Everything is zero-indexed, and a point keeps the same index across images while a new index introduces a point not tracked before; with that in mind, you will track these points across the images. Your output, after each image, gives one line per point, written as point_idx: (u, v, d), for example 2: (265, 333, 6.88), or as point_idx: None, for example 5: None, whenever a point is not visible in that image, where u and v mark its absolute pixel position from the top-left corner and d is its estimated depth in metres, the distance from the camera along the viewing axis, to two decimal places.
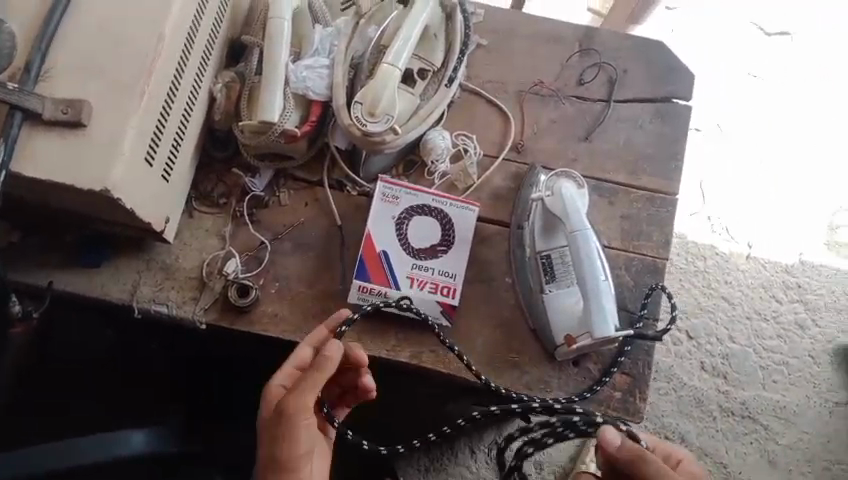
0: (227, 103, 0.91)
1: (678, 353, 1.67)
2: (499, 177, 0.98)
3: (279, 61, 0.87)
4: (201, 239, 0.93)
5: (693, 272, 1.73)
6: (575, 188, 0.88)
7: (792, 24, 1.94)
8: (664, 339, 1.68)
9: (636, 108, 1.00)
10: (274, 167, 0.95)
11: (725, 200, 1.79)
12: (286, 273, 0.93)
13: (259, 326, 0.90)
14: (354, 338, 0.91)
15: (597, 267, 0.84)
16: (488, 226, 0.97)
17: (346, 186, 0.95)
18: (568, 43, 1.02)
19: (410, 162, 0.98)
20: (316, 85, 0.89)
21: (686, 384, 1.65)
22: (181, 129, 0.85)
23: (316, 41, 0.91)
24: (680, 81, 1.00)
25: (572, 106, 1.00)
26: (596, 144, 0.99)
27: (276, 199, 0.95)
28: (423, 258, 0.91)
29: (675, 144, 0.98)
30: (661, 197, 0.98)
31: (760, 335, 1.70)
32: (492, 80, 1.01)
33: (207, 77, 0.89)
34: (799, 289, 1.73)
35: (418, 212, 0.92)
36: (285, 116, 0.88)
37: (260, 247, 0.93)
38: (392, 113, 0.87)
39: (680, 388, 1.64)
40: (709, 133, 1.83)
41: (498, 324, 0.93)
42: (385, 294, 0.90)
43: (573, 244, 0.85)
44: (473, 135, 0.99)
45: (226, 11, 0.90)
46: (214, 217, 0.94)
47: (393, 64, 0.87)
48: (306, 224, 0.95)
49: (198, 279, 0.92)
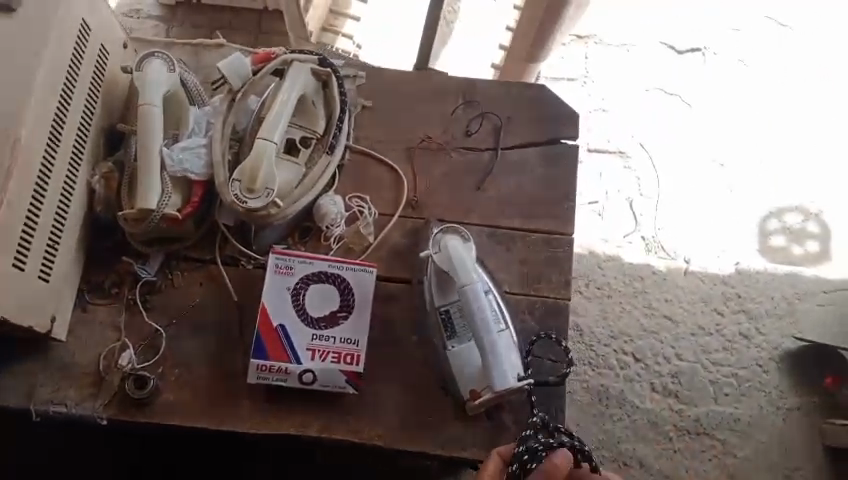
0: (107, 193, 0.90)
1: (627, 377, 1.66)
2: (397, 234, 0.98)
3: (153, 147, 0.87)
4: (97, 332, 0.92)
5: (634, 294, 1.74)
6: (462, 241, 0.88)
7: (703, 40, 1.99)
8: (612, 364, 1.67)
9: (524, 153, 1.02)
10: (165, 251, 0.94)
11: (656, 217, 1.82)
12: (185, 358, 0.92)
13: (161, 415, 0.90)
14: (260, 418, 0.90)
15: (490, 320, 0.84)
16: (388, 285, 0.96)
17: (241, 261, 0.95)
18: (452, 97, 1.04)
19: (305, 229, 0.97)
20: (194, 165, 0.89)
21: (637, 407, 1.63)
22: (57, 228, 0.85)
23: (193, 120, 0.92)
24: (564, 121, 1.03)
25: (461, 157, 1.01)
26: (489, 192, 1.00)
27: (170, 282, 0.94)
28: (324, 327, 0.90)
29: (566, 183, 1.00)
30: (558, 237, 0.99)
31: (707, 349, 1.70)
32: (381, 139, 1.02)
33: (83, 170, 0.89)
34: (739, 300, 1.74)
35: (314, 280, 0.91)
36: (163, 200, 0.88)
37: (155, 334, 0.92)
38: (272, 186, 0.86)
39: (632, 412, 1.63)
40: (633, 154, 1.88)
41: (407, 385, 0.92)
42: (285, 370, 0.88)
43: (463, 298, 0.84)
44: (367, 196, 0.99)
45: (97, 102, 0.91)
46: (108, 308, 0.93)
47: (268, 137, 0.87)
48: (201, 305, 0.93)
49: (96, 374, 0.90)
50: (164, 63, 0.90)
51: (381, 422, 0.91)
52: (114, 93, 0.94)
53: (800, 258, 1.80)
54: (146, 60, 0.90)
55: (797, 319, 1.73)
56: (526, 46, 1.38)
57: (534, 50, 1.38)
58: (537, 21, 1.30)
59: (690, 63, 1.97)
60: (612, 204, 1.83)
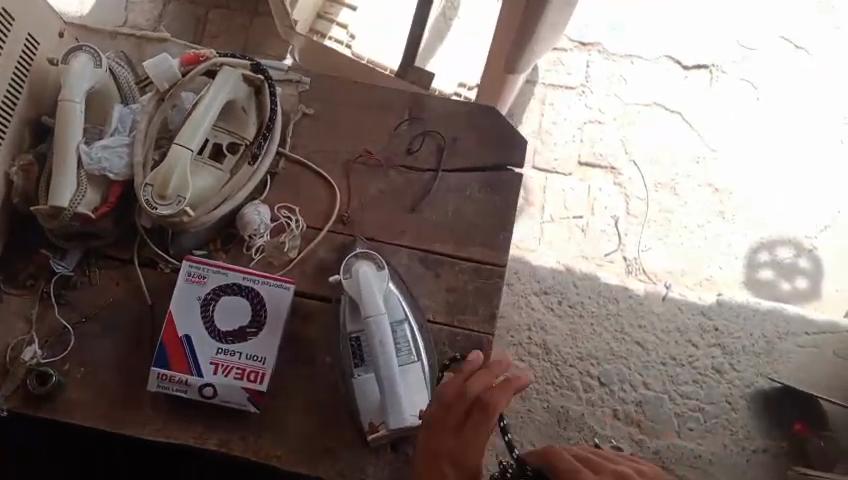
0: (26, 184, 0.88)
1: (590, 401, 1.58)
2: (323, 249, 0.95)
3: (70, 145, 0.86)
4: (7, 323, 0.91)
5: (606, 316, 1.66)
6: (375, 269, 0.85)
7: (712, 58, 1.91)
8: (576, 385, 1.59)
9: (465, 177, 0.98)
10: (83, 247, 0.93)
11: (640, 237, 1.75)
12: (93, 357, 0.90)
13: (63, 413, 0.88)
14: (160, 426, 0.88)
15: (392, 355, 0.81)
16: (307, 302, 0.93)
17: (159, 264, 0.93)
18: (397, 111, 1.00)
19: (229, 237, 0.95)
20: (113, 164, 0.87)
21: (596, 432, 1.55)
22: None
23: (117, 118, 0.90)
24: (511, 148, 0.99)
25: (400, 175, 0.98)
26: (424, 215, 0.96)
27: (86, 279, 0.93)
28: (229, 341, 0.88)
29: (505, 212, 0.96)
30: (489, 268, 0.95)
31: (676, 380, 1.62)
32: (319, 150, 0.99)
33: (0, 161, 0.88)
34: (716, 333, 1.66)
35: (225, 292, 0.89)
36: (77, 198, 0.86)
37: (64, 331, 0.91)
38: (185, 195, 0.84)
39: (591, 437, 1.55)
40: (624, 170, 1.81)
41: (314, 407, 0.90)
42: (185, 381, 0.86)
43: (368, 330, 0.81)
44: (296, 208, 0.96)
45: (22, 92, 0.89)
46: (22, 299, 0.92)
47: (186, 143, 0.84)
48: (115, 304, 0.92)
49: (1, 365, 0.89)
50: (91, 58, 0.89)
51: (283, 444, 0.88)
52: (43, 84, 0.93)
53: (785, 295, 1.73)
54: (73, 54, 0.89)
55: (775, 358, 1.64)
56: (505, 58, 1.32)
57: (513, 64, 1.32)
58: (514, 35, 1.25)
59: (694, 81, 1.89)
60: (597, 220, 1.76)
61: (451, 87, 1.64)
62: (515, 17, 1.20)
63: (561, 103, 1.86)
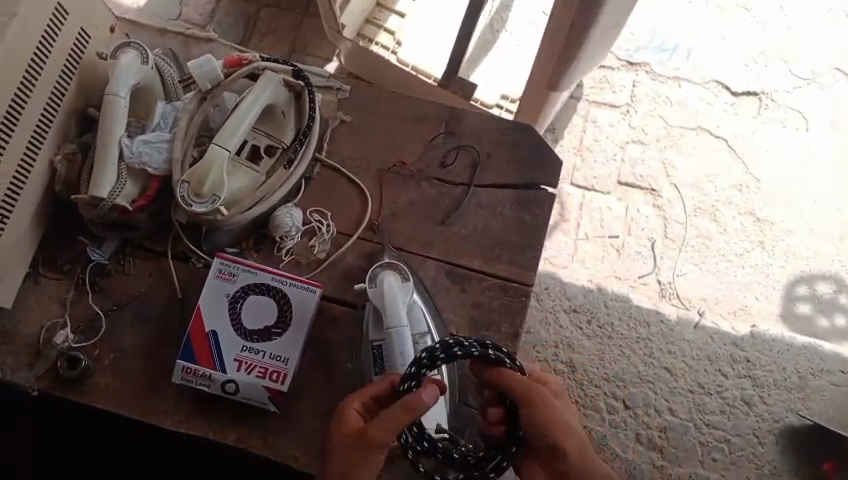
0: (69, 173, 0.91)
1: (613, 423, 1.56)
2: (352, 255, 0.96)
3: (114, 138, 0.88)
4: (43, 305, 0.93)
5: (635, 339, 1.64)
6: (400, 280, 0.87)
7: (762, 84, 1.88)
8: (601, 405, 1.57)
9: (497, 194, 0.98)
10: (119, 237, 0.95)
11: (677, 260, 1.73)
12: (122, 345, 0.92)
13: (90, 398, 0.90)
14: (182, 418, 0.89)
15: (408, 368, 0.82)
16: (332, 307, 0.94)
17: (191, 259, 0.95)
18: (434, 123, 1.01)
19: (260, 236, 0.96)
20: (153, 159, 0.89)
21: (616, 455, 1.54)
22: (8, 203, 0.86)
23: (159, 115, 0.92)
24: (546, 168, 0.99)
25: (432, 187, 0.98)
26: (453, 228, 0.97)
27: (120, 268, 0.95)
28: (254, 340, 0.89)
29: (534, 231, 0.96)
30: (514, 286, 0.95)
31: (702, 408, 1.59)
32: (353, 157, 1.00)
33: (46, 148, 0.90)
34: (748, 364, 1.63)
35: (253, 291, 0.91)
36: (117, 190, 0.87)
37: (97, 317, 0.93)
38: (219, 194, 0.85)
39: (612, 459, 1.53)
40: (664, 193, 1.78)
41: (333, 411, 0.91)
42: (209, 376, 0.88)
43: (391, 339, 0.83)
44: (327, 212, 0.97)
45: (71, 83, 0.92)
46: (58, 283, 0.94)
47: (223, 144, 0.86)
48: (147, 295, 0.94)
49: (34, 347, 0.92)
50: (138, 54, 0.91)
51: (299, 444, 0.89)
52: (92, 77, 0.95)
53: (825, 332, 1.69)
54: (122, 49, 0.91)
55: (807, 395, 1.61)
56: (546, 74, 1.31)
57: (554, 80, 1.31)
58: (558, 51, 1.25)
59: (743, 107, 1.86)
60: (634, 242, 1.74)
61: (493, 99, 1.55)
62: (559, 36, 1.20)
63: (604, 121, 1.84)
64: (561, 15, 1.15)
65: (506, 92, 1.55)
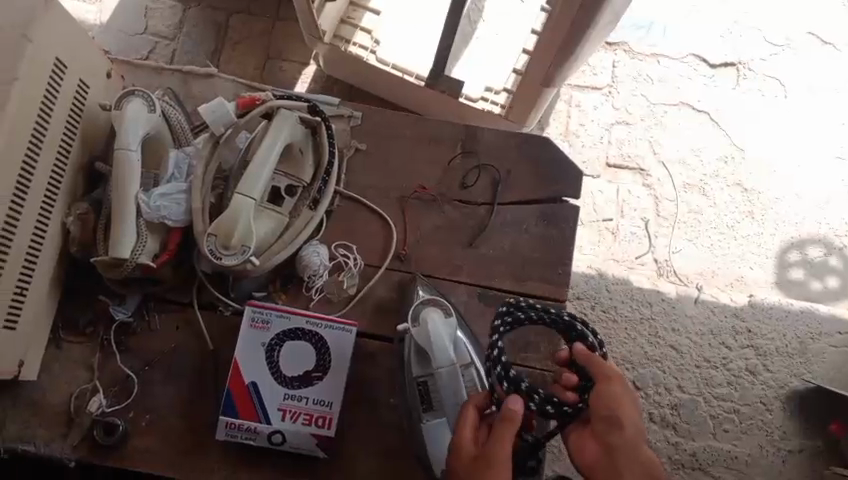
0: (83, 235, 0.87)
1: None
2: (382, 287, 0.94)
3: (129, 194, 0.83)
4: (68, 370, 0.90)
5: (640, 321, 1.57)
6: (442, 315, 0.87)
7: (741, 53, 1.80)
8: None
9: (522, 211, 0.97)
10: (141, 293, 0.92)
11: (671, 234, 1.66)
12: (157, 403, 0.89)
13: (130, 461, 0.87)
14: (227, 472, 0.87)
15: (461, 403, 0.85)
16: (368, 343, 0.93)
17: (218, 307, 0.93)
18: (451, 144, 1.00)
19: (287, 277, 0.94)
20: (172, 212, 0.86)
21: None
22: (26, 274, 0.83)
23: (172, 165, 0.88)
24: (568, 180, 0.98)
25: (455, 209, 0.97)
26: (482, 250, 0.95)
27: (145, 324, 0.92)
28: (296, 387, 0.88)
29: (562, 246, 0.96)
30: (549, 303, 0.94)
31: (710, 382, 1.54)
32: (373, 186, 0.98)
33: (57, 211, 0.86)
34: (750, 334, 1.58)
35: (289, 337, 0.89)
36: (138, 248, 0.84)
37: (127, 378, 0.90)
38: (249, 244, 0.83)
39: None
40: (654, 173, 1.70)
41: (382, 448, 0.89)
42: (254, 429, 0.86)
43: (440, 376, 0.85)
44: (353, 245, 0.96)
45: (74, 140, 0.88)
46: (82, 346, 0.91)
47: (248, 192, 0.83)
48: (176, 350, 0.92)
49: (66, 415, 0.88)
50: (145, 102, 0.87)
51: None
52: (93, 129, 0.91)
53: (819, 294, 1.64)
54: (126, 99, 0.87)
55: (809, 359, 1.57)
56: (542, 71, 1.27)
57: (550, 76, 1.27)
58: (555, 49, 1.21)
59: (721, 80, 1.79)
60: (625, 217, 1.66)
61: (477, 93, 1.40)
62: (556, 36, 1.16)
63: (589, 105, 1.74)
64: (558, 18, 1.12)
65: (489, 83, 1.39)
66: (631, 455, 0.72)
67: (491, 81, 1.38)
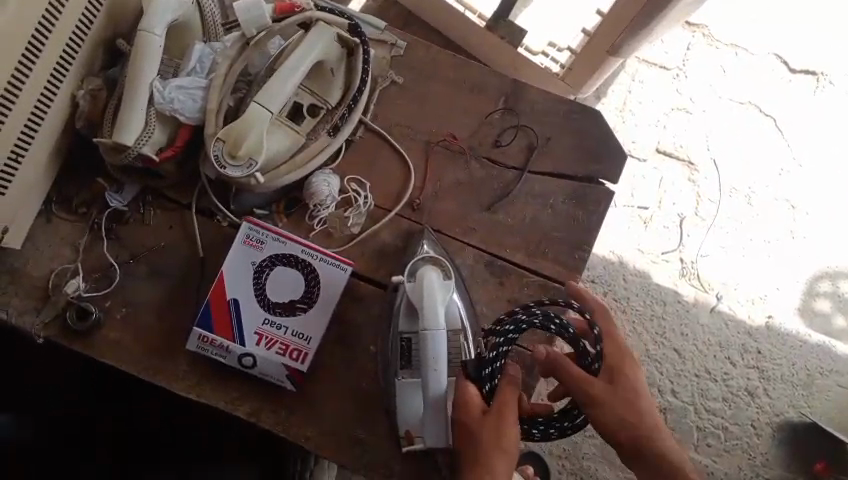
0: (91, 111, 0.83)
1: None
2: (387, 232, 0.90)
3: (144, 81, 0.79)
4: (54, 247, 0.88)
5: (649, 317, 1.52)
6: (441, 277, 0.81)
7: (824, 64, 1.68)
8: None
9: (551, 184, 0.91)
10: (140, 184, 0.88)
11: (703, 237, 1.57)
12: (135, 298, 0.87)
13: (97, 350, 0.85)
14: (192, 383, 0.85)
15: (440, 376, 0.76)
16: (361, 286, 0.89)
17: (216, 216, 0.89)
18: (493, 97, 0.93)
19: (292, 200, 0.90)
20: (186, 107, 0.81)
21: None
22: (25, 139, 0.78)
23: (195, 57, 0.83)
24: (607, 161, 0.91)
25: (482, 167, 0.91)
26: (499, 216, 0.90)
27: (139, 216, 0.89)
28: (277, 314, 0.84)
29: (585, 230, 0.90)
30: (557, 286, 0.89)
31: (705, 394, 1.49)
32: (401, 123, 0.92)
33: (69, 82, 0.82)
34: (758, 355, 1.52)
35: (281, 262, 0.85)
36: (144, 137, 0.79)
37: (110, 267, 0.87)
38: (256, 159, 0.78)
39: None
40: (702, 171, 1.61)
41: (351, 394, 0.86)
42: (226, 347, 0.83)
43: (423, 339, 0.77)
44: (367, 183, 0.90)
45: (100, 11, 0.82)
46: (72, 225, 0.88)
47: (264, 104, 0.78)
48: (165, 250, 0.88)
49: (43, 290, 0.86)
50: None
51: (312, 425, 0.85)
52: (123, 6, 0.86)
53: (840, 331, 1.56)
54: None
55: (812, 394, 1.51)
56: (610, 36, 1.18)
57: (618, 43, 1.18)
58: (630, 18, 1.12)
59: (797, 88, 1.67)
60: (662, 207, 1.58)
61: (538, 46, 1.32)
62: (638, 1, 1.09)
63: (652, 84, 1.63)
64: None
65: (552, 39, 1.30)
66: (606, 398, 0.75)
67: (556, 38, 1.29)
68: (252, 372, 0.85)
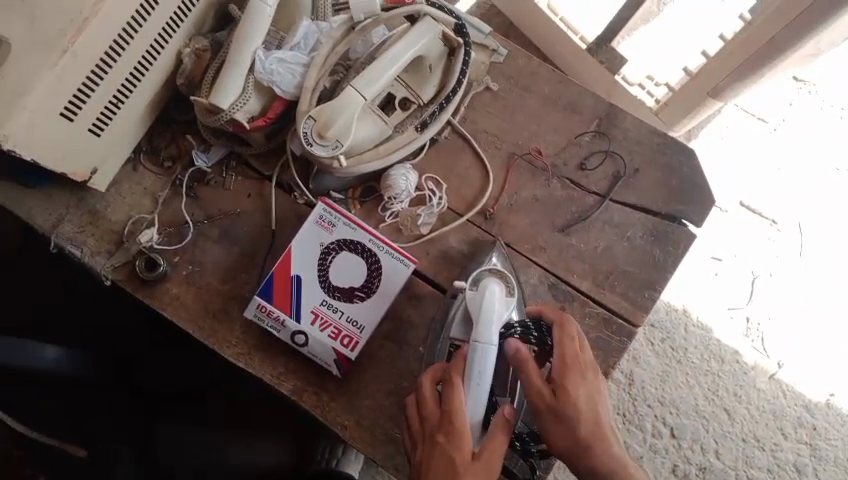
0: (194, 70, 0.85)
1: (653, 447, 1.42)
2: (456, 237, 0.89)
3: (247, 48, 0.80)
4: (135, 195, 0.90)
5: (704, 371, 1.46)
6: (502, 291, 0.79)
7: None
8: (645, 424, 1.42)
9: (631, 217, 0.88)
10: (227, 149, 0.90)
11: (775, 300, 1.51)
12: (203, 259, 0.89)
13: (158, 302, 0.87)
14: (242, 350, 0.86)
15: (481, 392, 0.73)
16: (421, 285, 0.88)
17: (293, 192, 0.90)
18: (586, 119, 0.91)
19: (369, 189, 0.91)
20: (284, 81, 0.82)
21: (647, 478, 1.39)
22: (128, 86, 0.80)
23: (300, 33, 0.84)
24: (694, 203, 0.88)
25: (563, 188, 0.89)
26: (572, 240, 0.88)
27: (219, 180, 0.91)
28: (336, 298, 0.85)
29: (658, 269, 0.87)
30: (619, 322, 0.86)
31: (750, 462, 1.42)
32: (489, 131, 0.92)
33: (177, 38, 0.84)
34: (813, 432, 1.45)
35: (348, 248, 0.85)
36: (239, 103, 0.81)
37: (184, 224, 0.89)
38: (343, 142, 0.78)
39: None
40: (784, 230, 1.54)
41: (393, 391, 0.85)
42: (282, 321, 0.84)
43: (471, 349, 0.75)
44: (444, 184, 0.90)
45: None
46: (156, 178, 0.91)
47: (360, 90, 0.78)
48: (239, 217, 0.90)
49: (119, 235, 0.89)
50: None
51: (350, 414, 0.85)
52: None
53: None
54: None
55: None
56: (715, 77, 1.14)
57: (722, 85, 1.14)
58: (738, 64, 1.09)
59: None
60: (736, 261, 1.52)
61: (637, 78, 1.30)
62: (751, 46, 1.05)
63: (745, 134, 1.58)
64: (760, 26, 1.01)
65: (652, 73, 1.27)
66: (587, 403, 0.71)
67: (656, 73, 1.26)
68: (301, 350, 0.85)
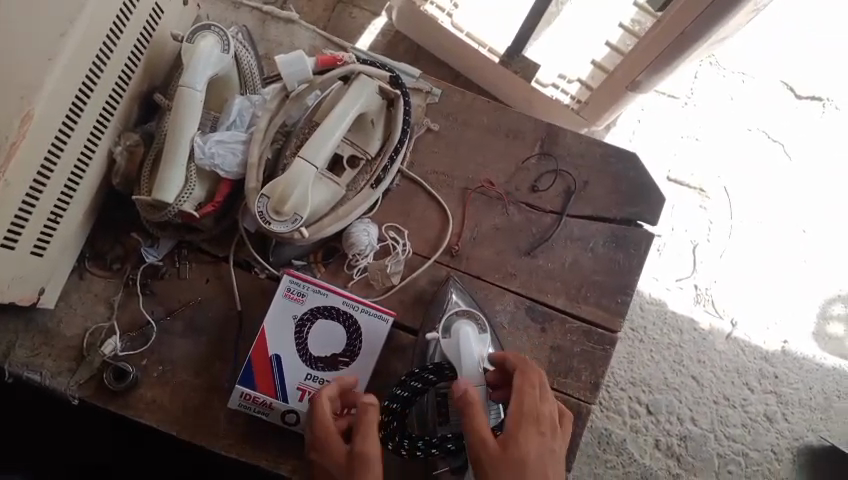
0: (128, 167, 0.82)
1: (634, 428, 1.38)
2: (425, 280, 0.89)
3: (184, 137, 0.78)
4: (89, 304, 0.86)
5: (667, 346, 1.43)
6: (476, 330, 0.81)
7: (833, 89, 1.58)
8: (622, 408, 1.40)
9: (589, 228, 0.90)
10: (176, 238, 0.87)
11: (719, 266, 1.48)
12: (173, 356, 0.85)
13: (135, 411, 0.82)
14: (233, 442, 0.82)
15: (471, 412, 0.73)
16: (402, 336, 0.87)
17: (254, 268, 0.88)
18: (528, 142, 0.93)
19: (330, 250, 0.89)
20: (226, 161, 0.80)
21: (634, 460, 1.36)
22: (64, 197, 0.76)
23: (235, 111, 0.83)
24: (644, 203, 0.91)
25: (520, 212, 0.91)
26: (538, 262, 0.89)
27: (175, 271, 0.88)
28: (321, 369, 0.82)
29: (627, 272, 0.89)
30: (599, 331, 0.88)
31: (725, 421, 1.40)
32: (436, 170, 0.92)
33: (106, 138, 0.81)
34: (776, 380, 1.43)
35: (323, 315, 0.83)
36: (184, 195, 0.78)
37: (147, 324, 0.85)
38: (302, 213, 0.76)
39: (627, 464, 1.36)
40: (713, 196, 1.52)
41: None
42: (269, 404, 0.81)
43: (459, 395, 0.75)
44: (404, 231, 0.90)
45: (137, 66, 0.82)
46: (106, 282, 0.87)
47: (310, 159, 0.76)
48: (201, 304, 0.87)
49: (78, 349, 0.84)
50: (218, 39, 0.81)
51: None
52: (158, 55, 0.86)
53: None
54: (199, 33, 0.81)
55: (831, 417, 1.41)
56: (631, 74, 1.15)
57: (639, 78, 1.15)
58: (642, 64, 1.11)
59: (804, 114, 1.57)
60: (673, 238, 1.49)
61: (549, 79, 1.28)
62: (657, 44, 1.05)
63: (659, 118, 1.55)
64: (664, 27, 1.02)
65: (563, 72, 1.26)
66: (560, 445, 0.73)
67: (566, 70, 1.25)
68: (282, 421, 0.81)
